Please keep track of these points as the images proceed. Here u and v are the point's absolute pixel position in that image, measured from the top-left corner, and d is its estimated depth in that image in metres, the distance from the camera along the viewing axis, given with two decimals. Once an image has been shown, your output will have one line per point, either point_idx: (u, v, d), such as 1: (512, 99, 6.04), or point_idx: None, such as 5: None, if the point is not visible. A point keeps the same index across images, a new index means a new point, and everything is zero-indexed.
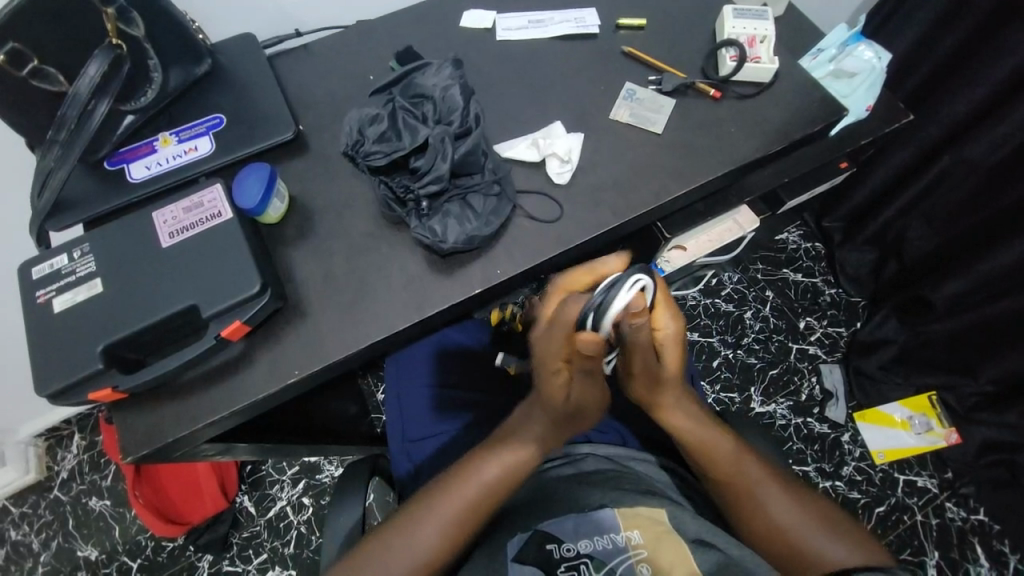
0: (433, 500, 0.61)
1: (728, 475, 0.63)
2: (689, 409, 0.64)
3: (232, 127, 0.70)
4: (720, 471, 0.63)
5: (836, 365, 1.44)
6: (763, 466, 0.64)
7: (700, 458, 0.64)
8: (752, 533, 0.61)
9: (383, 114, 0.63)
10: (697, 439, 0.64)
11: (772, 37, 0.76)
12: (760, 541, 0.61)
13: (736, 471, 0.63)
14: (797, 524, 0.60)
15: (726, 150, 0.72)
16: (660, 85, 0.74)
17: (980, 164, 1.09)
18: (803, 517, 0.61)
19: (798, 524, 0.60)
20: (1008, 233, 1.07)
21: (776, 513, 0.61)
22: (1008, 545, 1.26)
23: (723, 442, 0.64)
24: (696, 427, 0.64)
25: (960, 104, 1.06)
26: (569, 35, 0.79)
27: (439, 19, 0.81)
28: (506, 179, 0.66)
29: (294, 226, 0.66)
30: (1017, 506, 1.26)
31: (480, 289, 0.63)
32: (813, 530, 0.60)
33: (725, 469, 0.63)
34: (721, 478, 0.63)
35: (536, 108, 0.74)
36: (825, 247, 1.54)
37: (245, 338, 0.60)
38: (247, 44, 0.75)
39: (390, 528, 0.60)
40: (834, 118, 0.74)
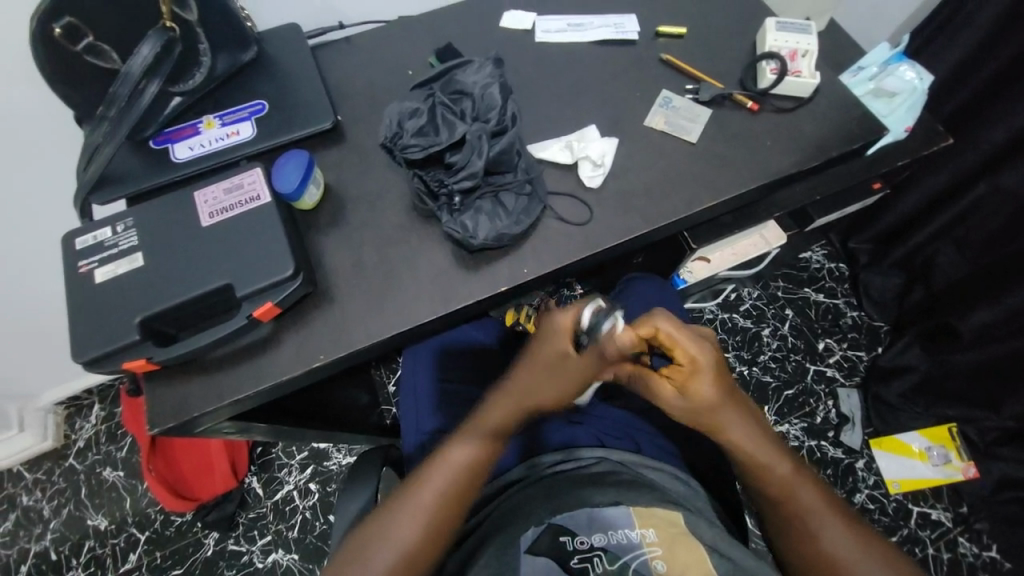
0: (435, 473, 0.60)
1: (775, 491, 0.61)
2: (747, 428, 0.61)
3: (273, 114, 0.71)
4: (765, 486, 0.61)
5: (855, 390, 1.41)
6: (822, 493, 0.61)
7: (750, 473, 0.62)
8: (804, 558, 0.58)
9: (423, 108, 0.63)
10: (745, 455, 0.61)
11: (814, 52, 0.75)
12: (801, 560, 0.58)
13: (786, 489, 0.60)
14: (843, 550, 0.57)
15: (760, 163, 0.71)
16: (697, 94, 0.74)
17: (1018, 192, 1.06)
18: (857, 551, 0.57)
19: (847, 555, 0.57)
20: None
21: (826, 538, 0.58)
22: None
23: (780, 463, 0.61)
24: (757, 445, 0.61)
25: (1001, 131, 1.04)
26: (607, 40, 0.79)
27: (479, 18, 0.82)
28: (538, 180, 0.67)
29: (327, 214, 0.68)
30: None
31: (506, 286, 0.64)
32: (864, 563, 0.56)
33: (774, 485, 0.60)
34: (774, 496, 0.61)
35: (571, 111, 0.74)
36: (850, 269, 1.51)
37: (273, 320, 0.62)
38: (292, 34, 0.77)
39: (393, 506, 0.59)
40: (872, 137, 0.73)
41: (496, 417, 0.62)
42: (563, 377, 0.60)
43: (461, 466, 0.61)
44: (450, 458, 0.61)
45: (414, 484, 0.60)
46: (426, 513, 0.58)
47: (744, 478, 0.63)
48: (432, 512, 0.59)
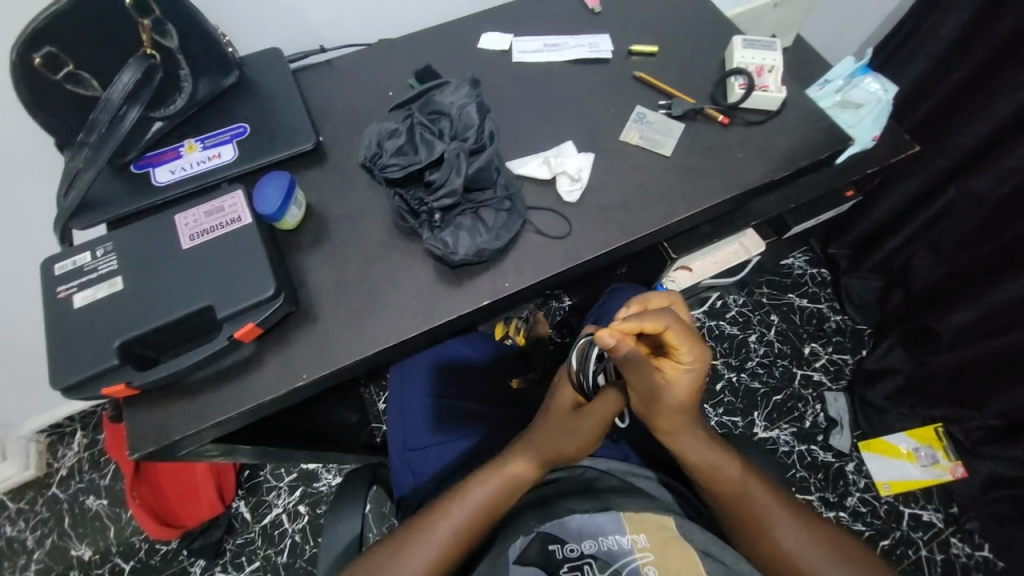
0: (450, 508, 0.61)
1: (733, 498, 0.62)
2: (700, 435, 0.63)
3: (255, 137, 0.72)
4: (723, 493, 0.62)
5: (841, 393, 1.43)
6: (769, 488, 0.63)
7: (704, 481, 0.63)
8: (764, 558, 0.60)
9: (401, 128, 0.64)
10: (699, 463, 0.63)
11: (780, 67, 0.78)
12: (763, 561, 0.61)
13: (739, 493, 0.62)
14: (796, 545, 0.60)
15: (733, 175, 0.73)
16: (670, 109, 0.76)
17: (986, 196, 1.10)
18: (808, 542, 0.60)
19: (802, 549, 0.60)
20: None
21: (779, 537, 0.60)
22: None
23: (728, 466, 0.63)
24: (706, 451, 0.63)
25: (966, 138, 1.08)
26: (582, 59, 0.82)
27: (458, 40, 0.84)
28: (517, 195, 0.68)
29: (310, 233, 0.68)
30: None
31: (488, 300, 0.64)
32: (816, 553, 0.60)
33: (733, 493, 0.62)
34: (727, 503, 0.62)
35: (548, 128, 0.76)
36: (831, 274, 1.54)
37: (255, 340, 0.62)
38: (274, 58, 0.79)
39: (403, 539, 0.60)
40: (840, 147, 0.76)
41: (523, 454, 0.63)
42: (580, 423, 0.62)
43: (483, 501, 0.61)
44: (471, 493, 0.61)
45: (426, 518, 0.61)
46: (437, 548, 0.59)
47: (702, 488, 0.64)
48: (447, 544, 0.59)
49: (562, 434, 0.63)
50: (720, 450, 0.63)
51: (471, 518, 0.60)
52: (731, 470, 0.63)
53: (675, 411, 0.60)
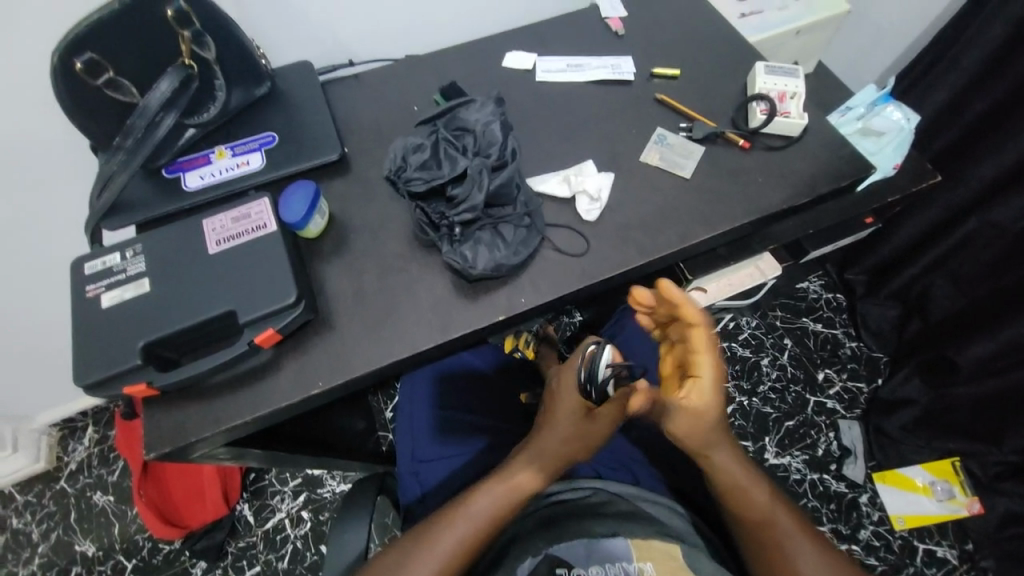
0: (456, 520, 0.60)
1: (760, 523, 0.61)
2: (726, 452, 0.63)
3: (282, 146, 0.74)
4: (747, 516, 0.62)
5: (856, 422, 1.40)
6: (794, 517, 0.62)
7: (728, 501, 0.63)
8: None
9: (426, 143, 0.65)
10: (729, 481, 0.62)
11: (802, 94, 0.78)
12: None
13: (763, 516, 0.61)
14: None
15: (752, 199, 0.73)
16: (690, 132, 0.77)
17: (1009, 228, 1.09)
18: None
19: None
20: None
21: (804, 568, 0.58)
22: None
23: (754, 487, 0.62)
24: (732, 468, 0.63)
25: (989, 169, 1.07)
26: (604, 80, 0.83)
27: (483, 59, 0.86)
28: (537, 213, 0.69)
29: (331, 241, 0.70)
30: None
31: (504, 315, 0.65)
32: None
33: (761, 519, 0.61)
34: (751, 527, 0.61)
35: (569, 146, 0.77)
36: (847, 299, 1.52)
37: (272, 347, 0.62)
38: (303, 71, 0.82)
39: (409, 550, 0.59)
40: (861, 175, 0.75)
41: (530, 457, 0.64)
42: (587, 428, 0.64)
43: (485, 515, 0.60)
44: (474, 504, 0.60)
45: (431, 531, 0.60)
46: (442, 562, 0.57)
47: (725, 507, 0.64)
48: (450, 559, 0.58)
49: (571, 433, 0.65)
50: (747, 470, 0.63)
51: (473, 532, 0.59)
52: (760, 496, 0.62)
53: (704, 424, 0.59)
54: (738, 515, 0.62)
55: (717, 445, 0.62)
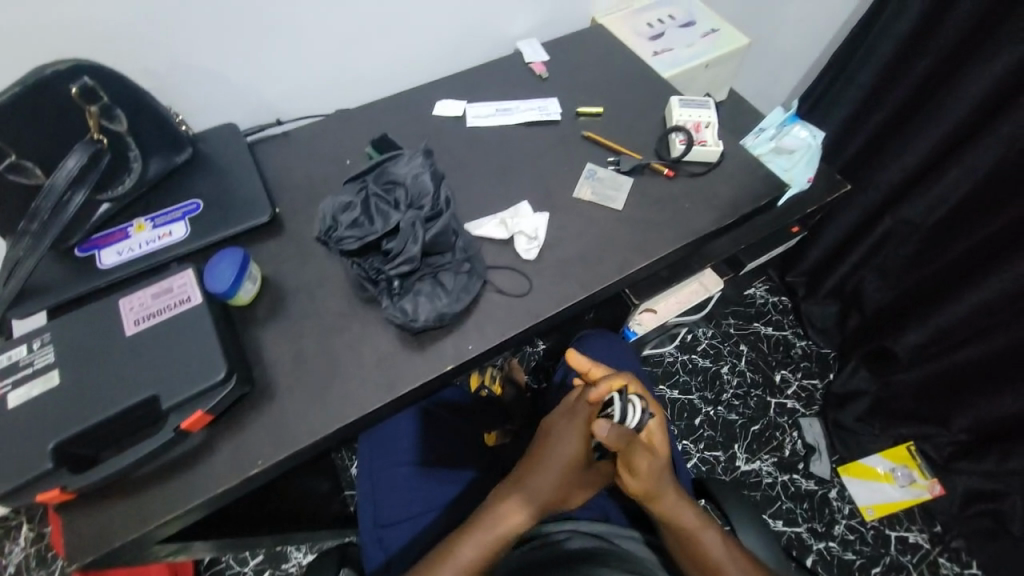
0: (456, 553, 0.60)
1: (712, 564, 0.65)
2: (682, 503, 0.68)
3: (209, 212, 0.72)
4: (704, 561, 0.65)
5: (815, 419, 1.46)
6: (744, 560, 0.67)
7: (687, 549, 0.66)
8: None
9: (356, 201, 0.64)
10: (681, 522, 0.67)
11: (715, 123, 0.84)
12: None
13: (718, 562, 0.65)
14: None
15: (684, 224, 0.77)
16: (618, 165, 0.81)
17: (921, 223, 1.19)
18: None
19: None
20: (961, 283, 1.16)
21: None
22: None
23: (709, 535, 0.67)
24: (689, 517, 0.67)
25: (894, 172, 1.18)
26: (533, 122, 0.86)
27: (414, 108, 0.88)
28: (476, 257, 0.69)
29: (266, 306, 0.67)
30: (1009, 558, 1.25)
31: (453, 364, 0.63)
32: None
33: (711, 560, 0.65)
34: (709, 573, 0.64)
35: (504, 188, 0.78)
36: (791, 301, 1.61)
37: (205, 428, 0.58)
38: (229, 134, 0.80)
39: None
40: (778, 192, 0.81)
41: (520, 501, 0.63)
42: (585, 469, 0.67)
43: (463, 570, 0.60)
44: (455, 559, 0.60)
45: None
46: None
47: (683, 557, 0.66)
48: None
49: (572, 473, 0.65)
50: (702, 518, 0.68)
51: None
52: (711, 539, 0.67)
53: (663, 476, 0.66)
54: (692, 557, 0.66)
55: (674, 495, 0.68)
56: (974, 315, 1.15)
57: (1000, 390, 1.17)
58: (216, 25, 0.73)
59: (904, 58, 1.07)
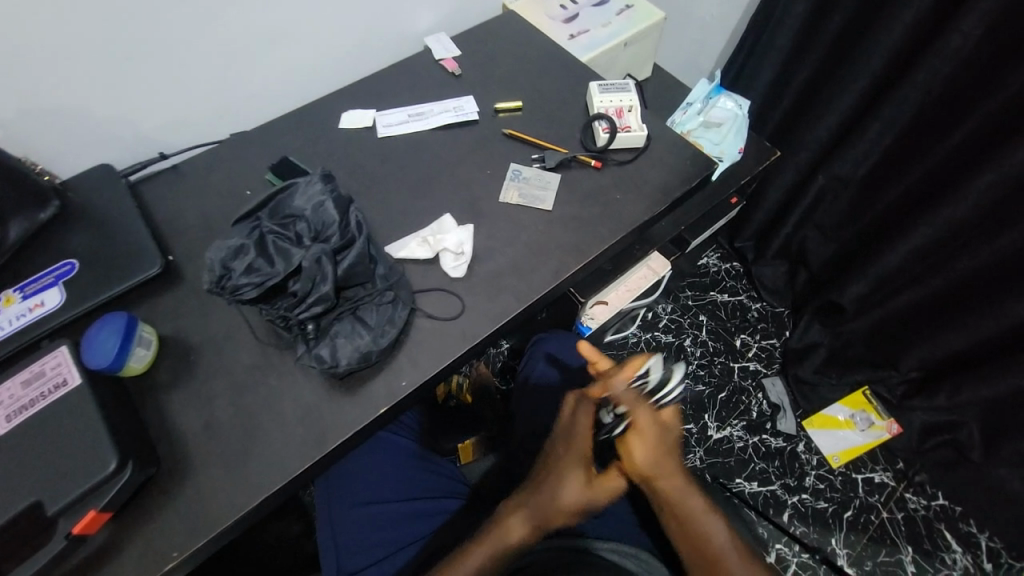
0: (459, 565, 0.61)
1: (712, 555, 0.64)
2: (688, 489, 0.69)
3: (87, 272, 0.63)
4: (702, 550, 0.64)
5: (777, 377, 1.49)
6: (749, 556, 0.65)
7: (687, 536, 0.66)
8: None
9: (248, 242, 0.56)
10: (678, 509, 0.68)
11: (638, 106, 0.81)
12: None
13: (718, 553, 0.64)
14: None
15: (618, 214, 0.74)
16: (543, 162, 0.76)
17: (851, 178, 1.22)
18: None
19: None
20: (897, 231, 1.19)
21: None
22: (975, 525, 1.31)
23: (710, 523, 0.67)
24: (692, 503, 0.68)
25: (821, 131, 1.19)
26: (449, 124, 0.81)
27: (318, 123, 0.80)
28: (400, 282, 0.63)
29: (168, 371, 0.60)
30: (969, 483, 1.32)
31: (386, 407, 0.58)
32: None
33: (714, 551, 0.64)
34: (707, 563, 0.63)
35: (425, 202, 0.73)
36: (742, 266, 1.63)
37: (108, 524, 0.52)
38: (105, 177, 0.71)
39: None
40: (709, 168, 0.79)
41: (526, 510, 0.65)
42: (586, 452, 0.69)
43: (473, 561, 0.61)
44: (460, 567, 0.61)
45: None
46: None
47: (681, 544, 0.66)
48: None
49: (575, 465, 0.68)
50: (706, 507, 0.68)
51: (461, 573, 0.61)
52: (714, 528, 0.67)
53: (669, 455, 0.68)
54: (693, 548, 0.65)
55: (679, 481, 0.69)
56: (912, 260, 1.19)
57: (939, 329, 1.22)
58: (59, 53, 0.62)
59: (817, 17, 1.07)
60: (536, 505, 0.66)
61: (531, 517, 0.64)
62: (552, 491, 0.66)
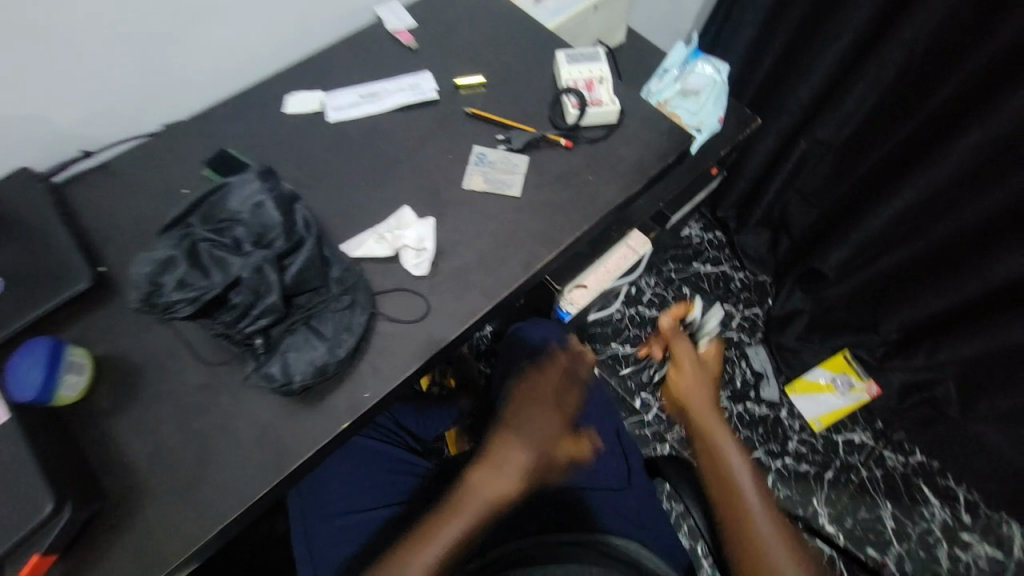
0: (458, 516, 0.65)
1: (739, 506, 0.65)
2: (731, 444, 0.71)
3: (7, 291, 0.57)
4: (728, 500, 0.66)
5: (761, 345, 1.50)
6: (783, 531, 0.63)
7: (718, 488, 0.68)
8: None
9: (178, 254, 0.51)
10: (722, 467, 0.69)
11: (609, 77, 0.75)
12: None
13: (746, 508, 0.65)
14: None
15: (592, 197, 0.69)
16: (509, 143, 0.71)
17: (832, 142, 1.18)
18: None
19: None
20: (879, 195, 1.16)
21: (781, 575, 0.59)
22: (952, 478, 1.35)
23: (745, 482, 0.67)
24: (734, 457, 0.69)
25: (803, 94, 1.14)
26: (406, 105, 0.74)
27: (261, 107, 0.73)
28: (358, 285, 0.59)
29: (109, 395, 0.55)
30: (945, 438, 1.34)
31: (349, 420, 0.54)
32: None
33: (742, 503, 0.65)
34: (733, 514, 0.65)
35: (383, 194, 0.68)
36: (725, 235, 1.61)
37: (53, 567, 0.48)
38: (22, 181, 0.63)
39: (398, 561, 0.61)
40: (687, 142, 0.74)
41: (512, 457, 0.71)
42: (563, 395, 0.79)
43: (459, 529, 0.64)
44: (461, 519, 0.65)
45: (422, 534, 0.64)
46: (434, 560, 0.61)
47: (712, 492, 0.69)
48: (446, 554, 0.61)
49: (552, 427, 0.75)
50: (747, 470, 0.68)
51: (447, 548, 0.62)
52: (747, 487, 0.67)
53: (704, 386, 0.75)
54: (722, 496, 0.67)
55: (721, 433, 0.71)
56: (895, 222, 1.16)
57: (921, 290, 1.21)
58: None
59: None
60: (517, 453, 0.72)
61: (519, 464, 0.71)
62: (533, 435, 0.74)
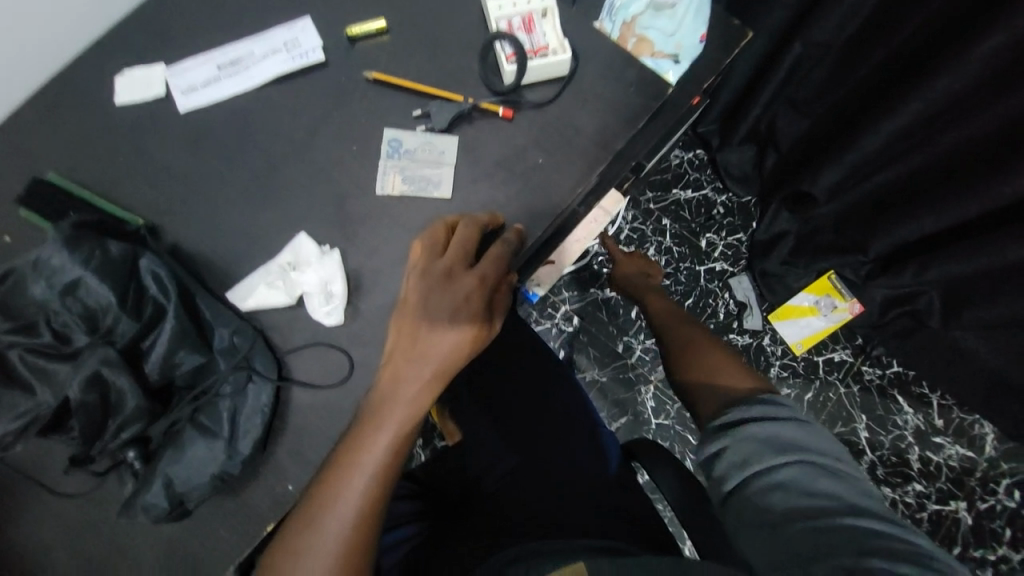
0: (348, 465, 0.44)
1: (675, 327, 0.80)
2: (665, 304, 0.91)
3: None
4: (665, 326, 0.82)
5: (744, 274, 1.39)
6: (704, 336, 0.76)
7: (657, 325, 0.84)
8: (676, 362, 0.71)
9: None
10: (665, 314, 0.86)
11: (554, 8, 0.55)
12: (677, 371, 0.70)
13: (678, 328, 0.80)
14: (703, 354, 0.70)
15: (541, 183, 0.54)
16: (430, 121, 0.53)
17: (831, 43, 1.00)
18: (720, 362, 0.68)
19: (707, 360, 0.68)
20: (878, 106, 0.98)
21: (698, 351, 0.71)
22: (927, 386, 1.33)
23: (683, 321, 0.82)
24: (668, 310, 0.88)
25: None
26: (285, 75, 0.54)
27: (84, 99, 0.53)
28: (253, 353, 0.46)
29: None
30: (929, 344, 1.28)
31: (272, 520, 0.45)
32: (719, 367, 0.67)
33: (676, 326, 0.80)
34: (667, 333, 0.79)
35: (273, 210, 0.52)
36: (708, 153, 1.42)
37: None
38: None
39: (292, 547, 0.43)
40: (658, 88, 0.56)
41: (417, 352, 0.46)
42: (482, 259, 0.49)
43: (371, 468, 0.44)
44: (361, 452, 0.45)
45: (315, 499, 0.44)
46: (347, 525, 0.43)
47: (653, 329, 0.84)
48: (364, 504, 0.44)
49: (484, 301, 0.48)
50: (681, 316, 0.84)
51: (362, 510, 0.44)
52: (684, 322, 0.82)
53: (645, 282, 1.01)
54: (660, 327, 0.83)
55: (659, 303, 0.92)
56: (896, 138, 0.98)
57: (915, 212, 1.05)
58: None
59: None
60: (431, 348, 0.46)
61: (436, 358, 0.47)
62: (446, 310, 0.47)
